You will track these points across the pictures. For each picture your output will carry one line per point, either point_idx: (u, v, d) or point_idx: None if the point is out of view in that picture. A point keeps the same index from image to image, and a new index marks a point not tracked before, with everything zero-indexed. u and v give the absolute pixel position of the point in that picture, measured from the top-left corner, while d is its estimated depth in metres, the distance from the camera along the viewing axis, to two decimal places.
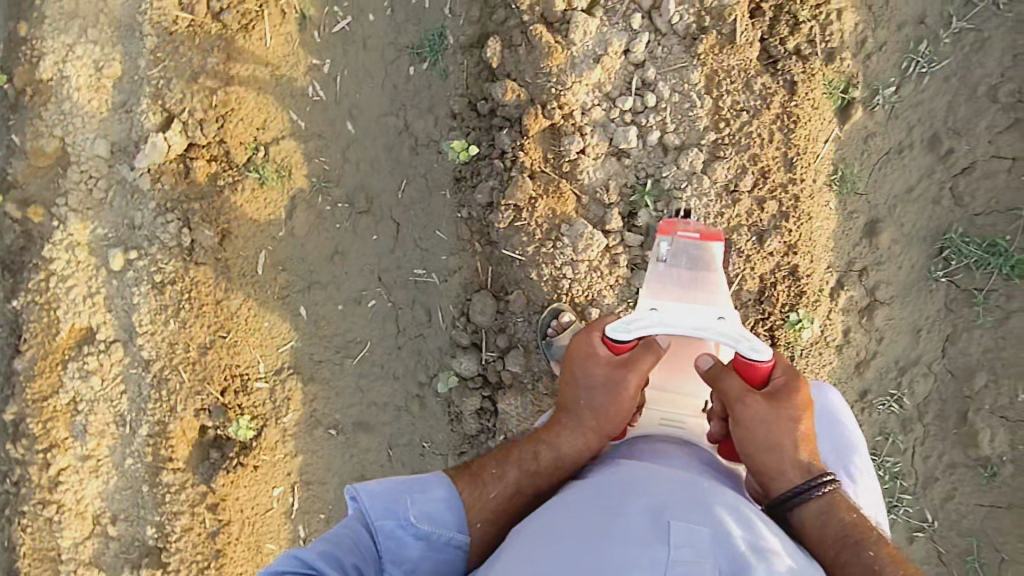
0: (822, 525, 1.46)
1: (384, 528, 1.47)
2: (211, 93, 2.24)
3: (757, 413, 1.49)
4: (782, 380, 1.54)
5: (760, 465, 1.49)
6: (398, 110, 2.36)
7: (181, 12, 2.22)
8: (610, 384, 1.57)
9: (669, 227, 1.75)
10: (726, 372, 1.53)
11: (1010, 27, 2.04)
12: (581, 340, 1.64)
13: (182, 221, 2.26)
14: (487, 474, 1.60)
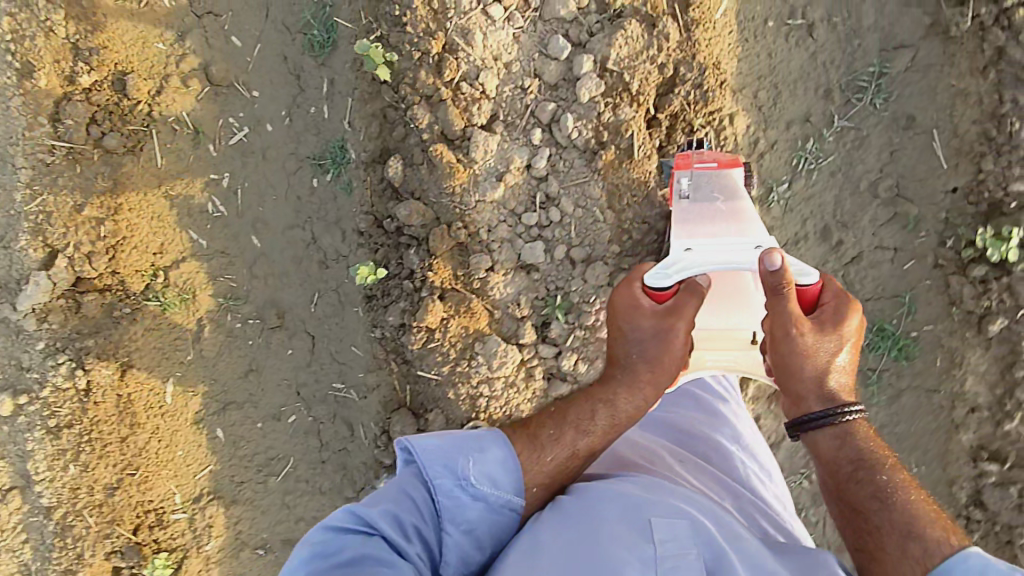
0: (837, 450, 1.59)
1: (443, 489, 1.43)
2: (98, 224, 2.13)
3: (801, 341, 1.58)
4: (830, 305, 1.63)
5: (795, 381, 1.61)
6: (305, 222, 2.29)
7: (57, 141, 2.09)
8: (660, 333, 1.67)
9: (687, 160, 1.96)
10: (785, 291, 1.53)
11: (886, 125, 2.14)
12: (623, 294, 1.71)
13: (75, 361, 2.13)
14: (544, 435, 1.61)
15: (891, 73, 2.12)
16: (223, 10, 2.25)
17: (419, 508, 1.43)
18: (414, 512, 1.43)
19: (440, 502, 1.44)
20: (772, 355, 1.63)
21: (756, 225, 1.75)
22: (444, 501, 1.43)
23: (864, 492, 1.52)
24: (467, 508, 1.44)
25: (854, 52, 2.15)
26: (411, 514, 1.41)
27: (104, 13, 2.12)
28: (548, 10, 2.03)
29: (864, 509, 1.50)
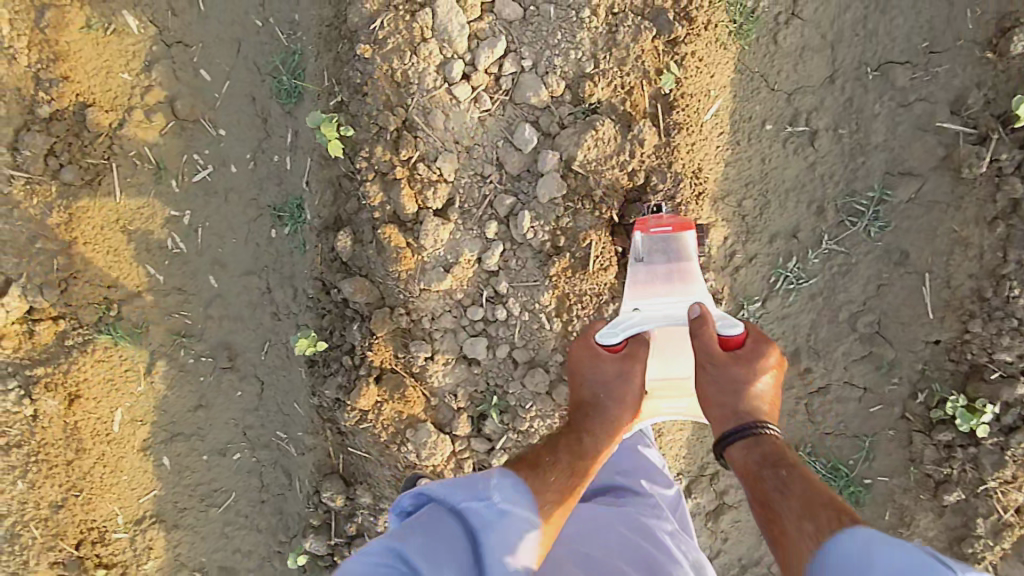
0: (746, 455, 1.54)
1: (471, 506, 1.35)
2: (53, 257, 2.14)
3: (725, 374, 1.60)
4: (750, 345, 1.65)
5: (721, 420, 1.60)
6: (261, 271, 2.27)
7: (15, 171, 2.07)
8: (623, 376, 1.68)
9: (642, 223, 1.84)
10: (704, 327, 1.62)
11: (877, 256, 1.96)
12: (579, 351, 1.75)
13: (23, 389, 2.20)
14: (545, 463, 1.56)
15: (892, 201, 1.92)
16: (193, 40, 2.14)
17: (460, 550, 1.27)
18: (461, 560, 1.26)
19: (470, 521, 1.33)
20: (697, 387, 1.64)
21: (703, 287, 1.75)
22: (494, 532, 1.32)
23: (768, 484, 1.46)
24: (496, 549, 1.31)
25: (857, 170, 1.93)
26: (440, 563, 1.22)
27: (67, 39, 2.05)
28: (518, 93, 1.85)
29: (777, 508, 1.42)
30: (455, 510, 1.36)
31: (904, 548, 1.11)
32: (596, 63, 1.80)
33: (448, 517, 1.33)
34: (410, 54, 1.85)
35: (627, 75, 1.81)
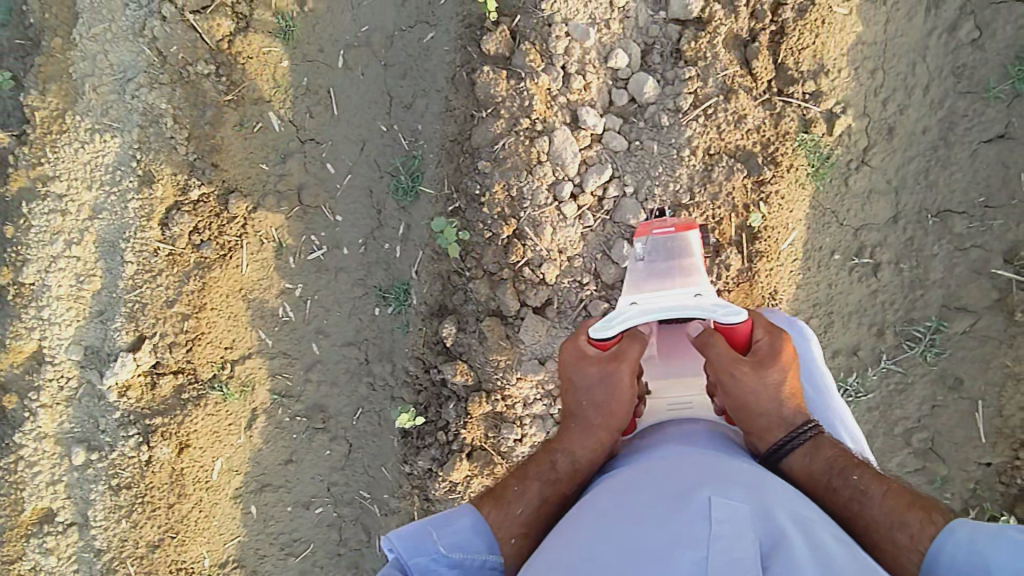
0: (809, 466, 1.53)
1: (417, 563, 1.40)
2: (183, 319, 2.39)
3: (747, 384, 1.56)
4: (764, 341, 1.63)
5: (767, 433, 1.58)
6: (362, 342, 2.51)
7: (162, 243, 2.37)
8: (608, 381, 1.61)
9: (645, 227, 1.89)
10: (714, 340, 1.59)
11: (932, 378, 2.16)
12: (570, 350, 1.68)
13: (141, 436, 2.41)
14: (510, 493, 1.56)
15: (948, 332, 2.13)
16: (324, 138, 2.47)
17: None
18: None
19: (420, 574, 1.40)
20: (724, 398, 1.60)
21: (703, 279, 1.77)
22: None
23: (843, 495, 1.47)
24: None
25: (915, 300, 2.16)
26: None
27: (221, 135, 2.38)
28: (619, 214, 2.12)
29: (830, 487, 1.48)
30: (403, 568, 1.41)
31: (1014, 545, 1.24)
32: (691, 196, 2.08)
33: (395, 573, 1.38)
34: (526, 174, 2.11)
35: (719, 208, 2.09)
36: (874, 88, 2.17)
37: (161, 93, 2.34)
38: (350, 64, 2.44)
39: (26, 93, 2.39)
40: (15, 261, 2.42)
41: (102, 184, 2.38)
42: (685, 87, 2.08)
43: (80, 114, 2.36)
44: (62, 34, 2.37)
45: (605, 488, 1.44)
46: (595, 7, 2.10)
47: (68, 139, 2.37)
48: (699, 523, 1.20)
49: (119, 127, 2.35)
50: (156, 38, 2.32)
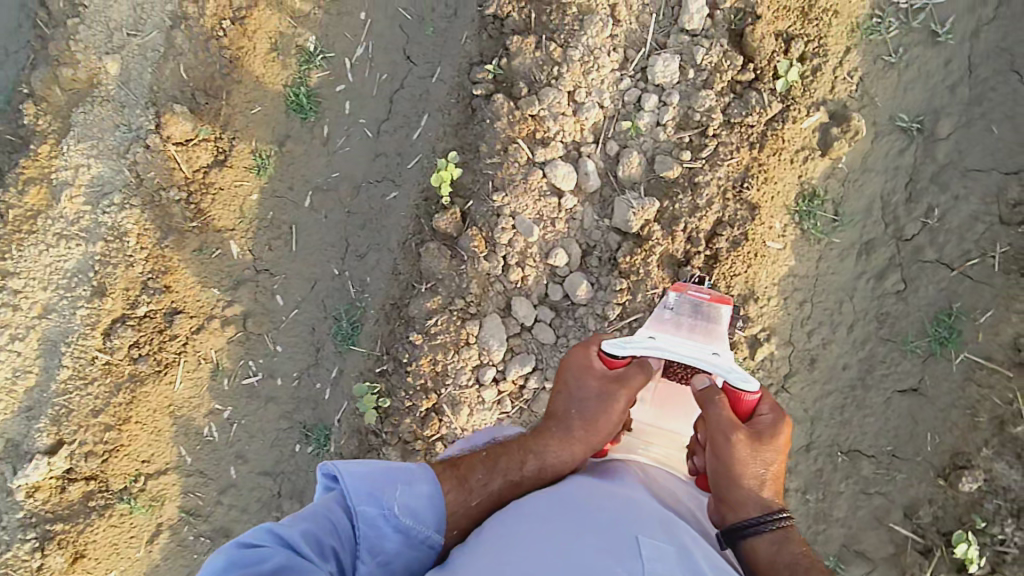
0: (774, 554, 1.55)
1: (365, 509, 1.48)
2: (105, 429, 2.44)
3: (737, 452, 1.59)
4: (768, 419, 1.65)
5: (743, 506, 1.59)
6: (278, 474, 2.53)
7: (100, 352, 2.43)
8: (605, 398, 1.65)
9: (681, 287, 1.87)
10: (717, 398, 1.61)
11: None
12: (577, 357, 1.72)
13: (38, 541, 2.40)
14: (474, 480, 1.61)
15: (843, 572, 2.16)
16: (279, 271, 2.56)
17: (343, 538, 1.45)
18: (340, 546, 1.44)
19: (366, 520, 1.47)
20: (709, 460, 1.62)
21: (725, 342, 1.71)
22: (371, 540, 1.47)
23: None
24: (370, 557, 1.47)
25: (817, 533, 2.19)
26: (322, 546, 1.40)
27: (179, 257, 2.47)
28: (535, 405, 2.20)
29: None
30: (349, 509, 1.48)
31: None
32: None
33: (340, 510, 1.47)
34: (453, 352, 2.20)
35: None
36: (802, 318, 2.24)
37: (130, 214, 2.44)
38: (316, 206, 2.56)
39: (5, 189, 2.51)
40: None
41: (57, 287, 2.46)
42: (614, 296, 2.17)
43: (52, 218, 2.47)
44: (50, 140, 2.49)
45: (536, 500, 1.53)
46: (543, 205, 2.20)
47: (36, 240, 2.47)
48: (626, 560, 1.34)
49: (85, 236, 2.46)
50: (137, 163, 2.44)
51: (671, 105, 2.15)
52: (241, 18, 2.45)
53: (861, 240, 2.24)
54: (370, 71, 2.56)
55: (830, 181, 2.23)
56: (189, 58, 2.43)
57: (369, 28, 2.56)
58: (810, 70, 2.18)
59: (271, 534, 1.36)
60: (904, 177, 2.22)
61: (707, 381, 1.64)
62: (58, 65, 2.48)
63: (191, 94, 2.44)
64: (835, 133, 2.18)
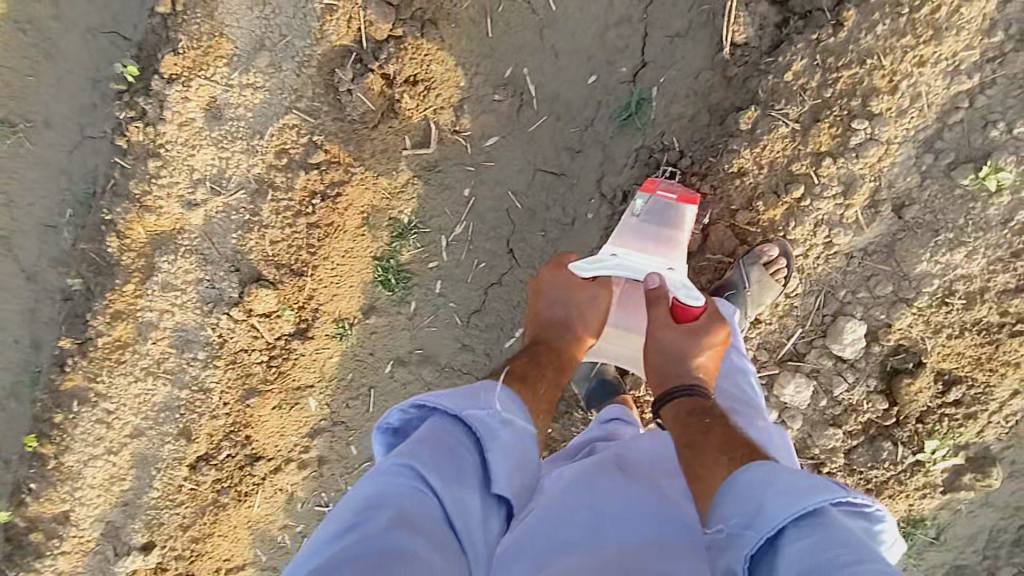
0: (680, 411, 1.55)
1: (473, 416, 1.30)
2: (193, 540, 2.51)
3: (667, 339, 1.63)
4: (704, 319, 1.65)
5: (663, 377, 1.63)
6: None
7: (187, 481, 2.47)
8: (596, 301, 1.77)
9: (652, 185, 1.85)
10: (661, 300, 1.65)
11: None
12: (553, 275, 1.81)
13: None
14: (533, 376, 1.57)
15: None
16: (355, 426, 2.46)
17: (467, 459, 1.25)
18: (466, 461, 1.24)
19: (473, 430, 1.29)
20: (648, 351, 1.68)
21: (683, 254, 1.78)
22: (498, 444, 1.28)
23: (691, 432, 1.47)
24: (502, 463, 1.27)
25: None
26: (446, 470, 1.19)
27: (257, 415, 2.42)
28: None
29: (699, 445, 1.42)
30: (457, 418, 1.30)
31: (794, 472, 1.18)
32: None
33: (443, 428, 1.28)
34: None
35: None
36: None
37: (214, 373, 2.39)
38: (396, 376, 2.37)
39: (93, 313, 2.43)
40: (58, 443, 2.51)
41: (148, 416, 2.48)
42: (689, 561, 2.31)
43: (140, 353, 2.42)
44: (135, 278, 2.36)
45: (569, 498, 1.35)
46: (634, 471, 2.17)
47: (124, 371, 2.43)
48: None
49: (171, 377, 2.43)
50: (221, 326, 2.34)
51: (792, 428, 1.97)
52: (334, 194, 2.18)
53: (952, 566, 2.18)
54: (467, 255, 2.26)
55: (942, 512, 2.09)
56: (274, 231, 2.22)
57: (472, 207, 2.21)
58: (962, 417, 1.89)
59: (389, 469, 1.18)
60: (1020, 522, 2.10)
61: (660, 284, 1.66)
62: (140, 206, 2.29)
63: (275, 269, 2.26)
64: (966, 481, 1.99)
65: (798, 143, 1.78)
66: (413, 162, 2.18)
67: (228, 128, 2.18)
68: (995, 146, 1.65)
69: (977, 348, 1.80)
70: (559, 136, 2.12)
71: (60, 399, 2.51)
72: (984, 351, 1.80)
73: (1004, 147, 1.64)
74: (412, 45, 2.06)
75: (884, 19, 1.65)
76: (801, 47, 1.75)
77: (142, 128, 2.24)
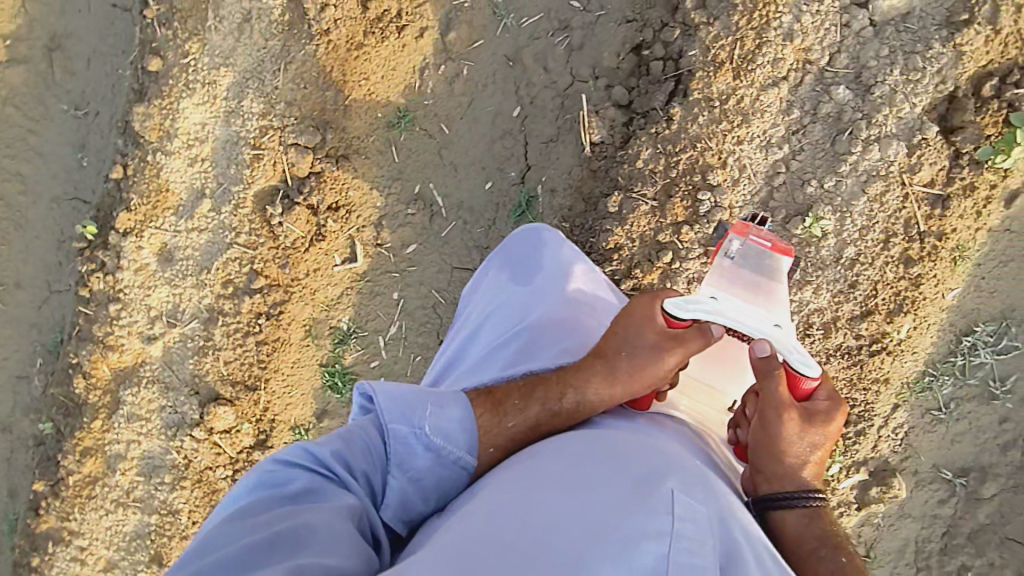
0: (804, 528, 1.41)
1: (397, 434, 1.39)
2: None
3: (787, 427, 1.44)
4: (822, 404, 1.50)
5: (776, 472, 1.44)
6: None
7: None
8: (655, 350, 1.50)
9: (742, 229, 1.61)
10: (778, 371, 1.45)
11: None
12: (642, 302, 1.55)
13: None
14: (509, 403, 1.49)
15: None
16: None
17: (376, 465, 1.39)
18: (373, 468, 1.38)
19: (396, 444, 1.38)
20: (754, 429, 1.48)
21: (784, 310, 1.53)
22: (408, 470, 1.38)
23: (824, 568, 1.33)
24: (404, 484, 1.38)
25: None
26: (353, 470, 1.36)
27: None
28: None
29: None
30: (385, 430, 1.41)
31: None
32: None
33: (373, 431, 1.42)
34: None
35: None
36: None
37: (180, 494, 2.51)
38: None
39: (64, 453, 2.60)
40: None
41: (119, 547, 2.57)
42: None
43: (109, 486, 2.56)
44: (103, 414, 2.56)
45: (561, 450, 1.33)
46: None
47: (95, 505, 2.57)
48: (661, 521, 1.10)
49: (140, 505, 2.55)
50: (186, 448, 2.50)
51: None
52: (277, 312, 2.44)
53: None
54: (403, 351, 2.47)
55: (864, 528, 2.23)
56: (227, 351, 2.47)
57: (402, 307, 2.46)
58: (854, 435, 2.15)
59: (306, 455, 1.36)
60: (941, 528, 2.19)
61: (770, 350, 1.45)
62: (104, 346, 2.53)
63: (231, 387, 2.48)
64: (874, 494, 2.16)
65: (659, 216, 2.09)
66: (346, 275, 2.46)
67: (178, 267, 2.46)
68: (815, 201, 1.98)
69: (846, 371, 2.06)
70: (468, 236, 2.42)
71: (37, 542, 2.64)
72: (853, 373, 2.06)
73: (821, 200, 1.98)
74: (330, 177, 2.36)
75: (703, 110, 2.03)
76: (646, 140, 2.11)
77: (103, 277, 2.52)
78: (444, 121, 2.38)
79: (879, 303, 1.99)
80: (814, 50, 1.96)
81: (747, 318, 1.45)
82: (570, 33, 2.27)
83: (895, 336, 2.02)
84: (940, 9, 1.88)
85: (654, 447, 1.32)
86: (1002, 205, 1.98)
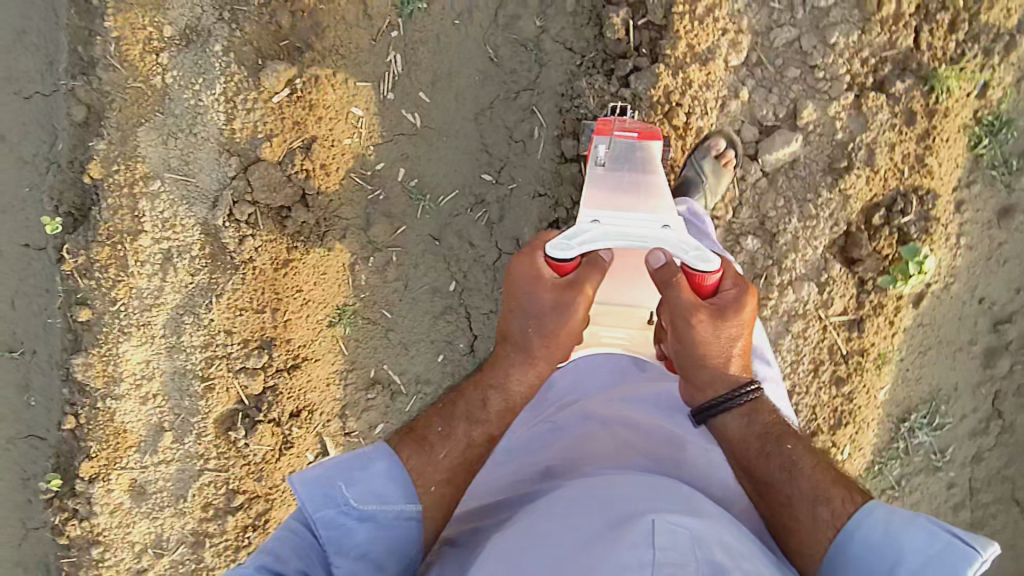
0: (745, 428, 1.49)
1: (325, 514, 1.35)
2: None
3: (700, 330, 1.47)
4: (731, 291, 1.49)
5: (707, 381, 1.52)
6: None
7: None
8: (560, 308, 1.44)
9: (606, 128, 1.69)
10: (677, 281, 1.43)
11: None
12: (522, 264, 1.46)
13: None
14: (432, 433, 1.48)
15: None
16: None
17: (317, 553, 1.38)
18: (311, 563, 1.37)
19: (329, 525, 1.36)
20: (673, 344, 1.51)
21: (669, 201, 1.44)
22: (350, 549, 1.36)
23: (771, 463, 1.42)
24: (351, 565, 1.36)
25: None
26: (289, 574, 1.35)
27: None
28: None
29: (778, 483, 1.39)
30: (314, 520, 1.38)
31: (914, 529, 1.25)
32: None
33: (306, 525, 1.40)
34: None
35: None
36: None
37: None
38: None
39: None
40: None
41: None
42: None
43: None
44: None
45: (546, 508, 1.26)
46: None
47: None
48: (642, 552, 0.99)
49: None
50: None
51: None
52: (262, 521, 2.45)
53: None
54: None
55: None
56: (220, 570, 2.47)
57: None
58: None
59: None
60: None
61: (664, 258, 1.43)
62: None
63: None
64: None
65: None
66: None
67: (153, 500, 2.46)
68: None
69: None
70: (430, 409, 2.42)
71: None
72: None
73: None
74: (285, 388, 2.38)
75: None
76: None
77: (79, 523, 2.49)
78: (385, 306, 2.39)
79: (821, 423, 2.16)
80: (718, 208, 2.08)
81: (634, 227, 1.33)
82: (488, 208, 2.32)
83: (837, 456, 2.20)
84: (822, 156, 2.08)
85: (646, 485, 1.26)
86: (911, 308, 2.16)
